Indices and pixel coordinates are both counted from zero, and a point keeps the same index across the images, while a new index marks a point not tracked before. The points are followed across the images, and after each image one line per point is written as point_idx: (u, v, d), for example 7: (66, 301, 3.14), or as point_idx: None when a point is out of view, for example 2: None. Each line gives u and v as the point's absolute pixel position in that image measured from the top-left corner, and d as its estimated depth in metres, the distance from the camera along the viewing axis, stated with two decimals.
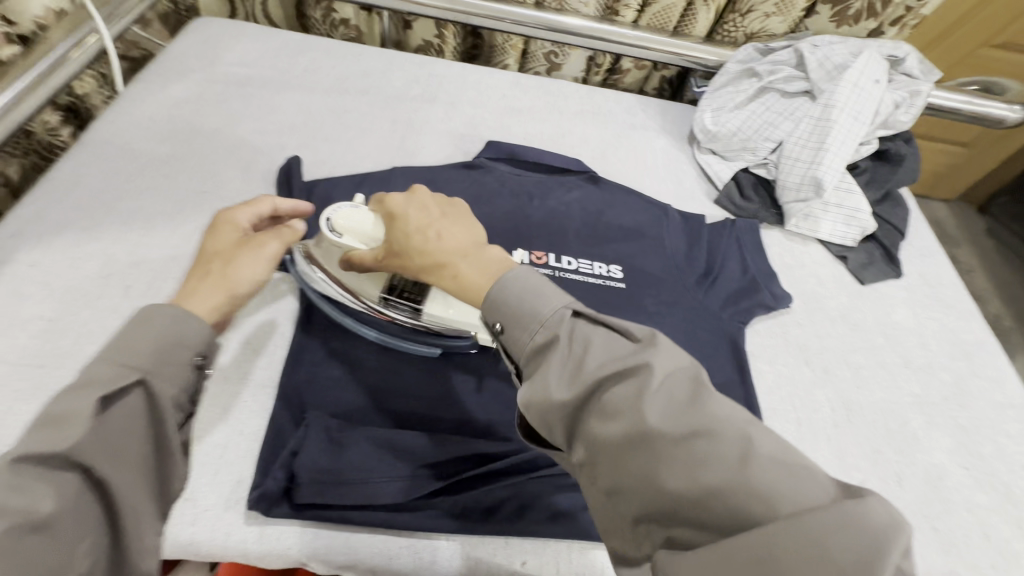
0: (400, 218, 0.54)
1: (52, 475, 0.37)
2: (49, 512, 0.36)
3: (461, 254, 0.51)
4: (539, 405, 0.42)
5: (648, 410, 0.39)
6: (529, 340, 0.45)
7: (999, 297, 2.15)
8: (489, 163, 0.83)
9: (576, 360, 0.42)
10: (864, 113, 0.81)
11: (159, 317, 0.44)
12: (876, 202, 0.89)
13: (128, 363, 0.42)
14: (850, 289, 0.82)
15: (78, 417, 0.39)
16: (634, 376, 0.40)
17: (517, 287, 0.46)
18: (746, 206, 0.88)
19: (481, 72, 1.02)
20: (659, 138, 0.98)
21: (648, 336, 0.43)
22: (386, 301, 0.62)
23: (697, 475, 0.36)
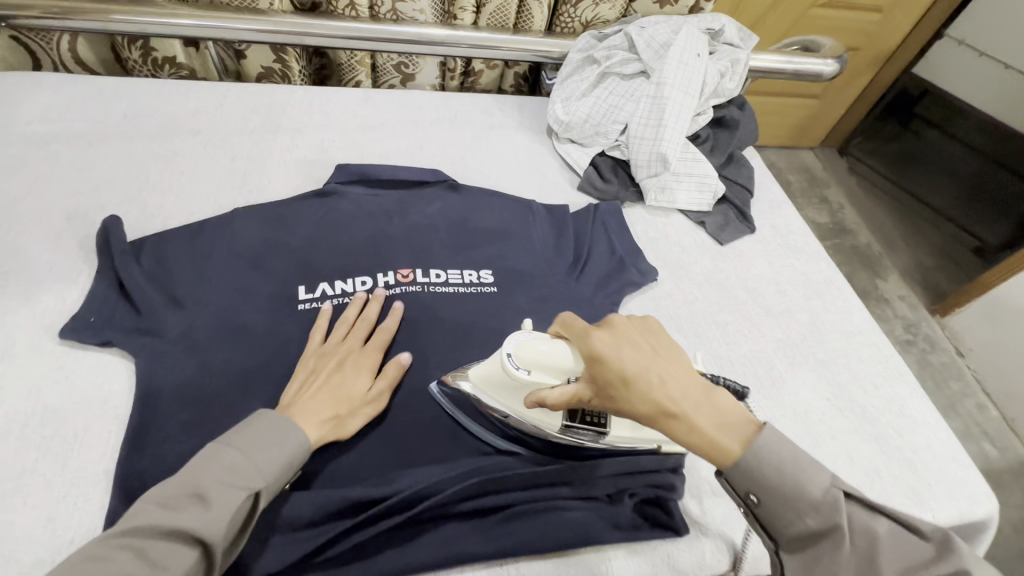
0: (612, 363, 0.48)
1: (181, 545, 0.44)
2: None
3: (695, 405, 0.48)
4: (783, 524, 0.47)
5: (883, 536, 0.44)
6: (801, 528, 0.46)
7: (866, 227, 2.39)
8: (342, 188, 0.80)
9: (859, 559, 0.44)
10: (692, 86, 0.86)
11: (274, 432, 0.52)
12: (723, 166, 0.94)
13: (254, 471, 0.49)
14: (711, 252, 0.87)
15: (213, 506, 0.46)
16: (833, 539, 0.45)
17: (785, 456, 0.47)
18: (607, 189, 0.90)
19: (327, 93, 0.97)
20: (518, 136, 0.99)
21: (939, 535, 0.44)
22: (569, 428, 0.59)
23: (889, 572, 0.43)
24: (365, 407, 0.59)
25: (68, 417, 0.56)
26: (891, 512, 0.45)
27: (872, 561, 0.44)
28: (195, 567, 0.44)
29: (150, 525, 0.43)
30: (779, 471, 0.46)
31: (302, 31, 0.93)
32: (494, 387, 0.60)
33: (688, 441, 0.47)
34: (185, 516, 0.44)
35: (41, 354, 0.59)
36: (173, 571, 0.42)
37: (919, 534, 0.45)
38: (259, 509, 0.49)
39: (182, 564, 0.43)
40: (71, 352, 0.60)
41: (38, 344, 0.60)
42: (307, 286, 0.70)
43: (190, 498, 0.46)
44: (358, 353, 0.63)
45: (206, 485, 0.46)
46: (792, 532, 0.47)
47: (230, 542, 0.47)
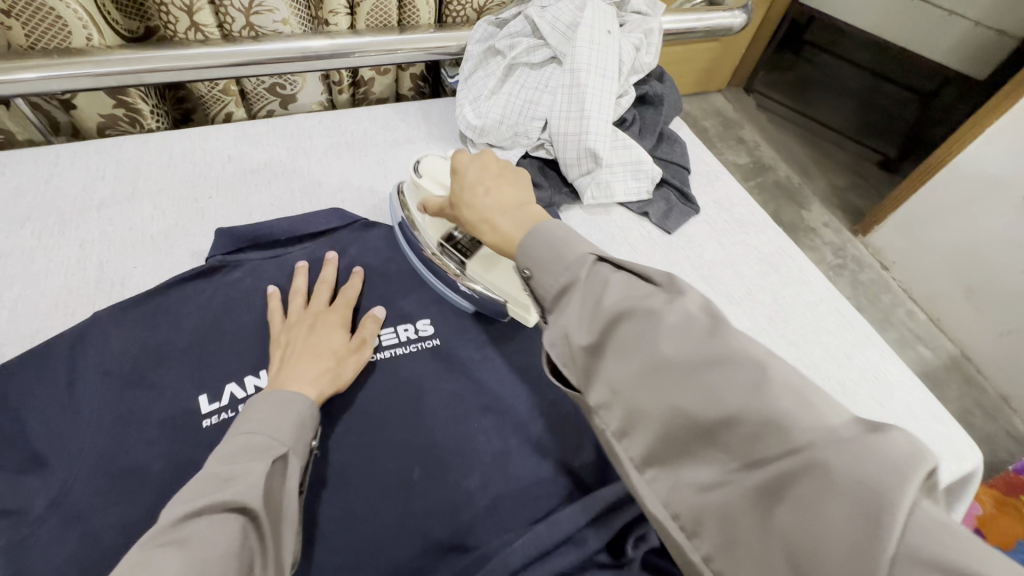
0: (461, 172, 0.55)
1: (225, 520, 0.38)
2: (224, 551, 0.36)
3: (503, 209, 0.51)
4: (554, 335, 0.40)
5: (618, 291, 0.39)
6: (553, 284, 0.42)
7: (784, 161, 2.46)
8: (230, 258, 0.66)
9: (597, 297, 0.40)
10: (609, 67, 0.77)
11: (269, 401, 0.49)
12: (655, 147, 0.87)
13: (275, 437, 0.47)
14: (660, 243, 0.81)
15: (245, 477, 0.41)
16: (575, 294, 0.41)
17: (554, 234, 0.44)
18: (540, 195, 0.80)
19: (192, 136, 0.81)
20: (429, 148, 0.87)
21: (670, 282, 0.40)
22: (442, 246, 0.68)
23: (671, 350, 0.36)
24: (353, 359, 0.58)
25: None
26: (642, 273, 0.41)
27: (668, 367, 0.35)
28: (251, 546, 0.38)
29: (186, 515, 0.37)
30: (545, 246, 0.43)
31: (139, 69, 0.75)
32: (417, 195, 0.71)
33: (487, 234, 0.50)
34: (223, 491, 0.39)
35: None
36: (230, 549, 0.36)
37: (651, 283, 0.41)
38: (291, 473, 0.46)
39: (238, 535, 0.37)
40: None
41: None
42: (210, 394, 0.57)
43: (220, 478, 0.41)
44: (325, 315, 0.61)
45: (222, 466, 0.42)
46: (602, 375, 0.38)
47: (276, 518, 0.42)
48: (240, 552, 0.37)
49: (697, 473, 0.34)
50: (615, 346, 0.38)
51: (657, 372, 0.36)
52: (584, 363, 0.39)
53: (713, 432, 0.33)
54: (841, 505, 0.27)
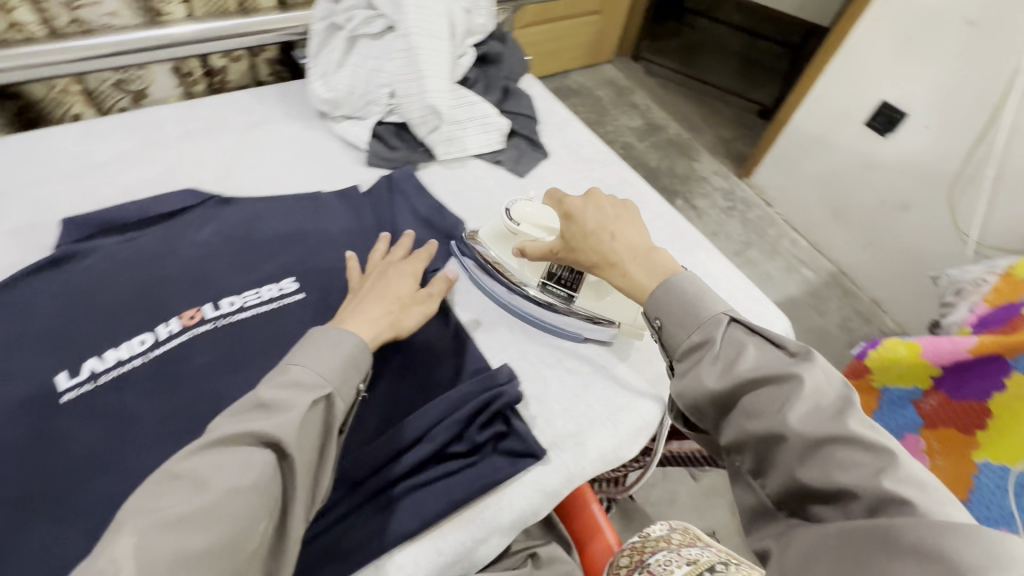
0: (580, 219, 0.63)
1: (246, 454, 0.44)
2: (249, 483, 0.43)
3: (642, 249, 0.61)
4: (682, 391, 0.51)
5: (750, 359, 0.50)
6: (685, 338, 0.54)
7: (672, 120, 2.63)
8: (81, 246, 0.67)
9: (725, 360, 0.50)
10: (439, 29, 0.83)
11: (321, 338, 0.54)
12: (502, 102, 0.95)
13: (319, 377, 0.51)
14: (514, 186, 0.88)
15: (286, 408, 0.47)
16: (706, 352, 0.51)
17: (685, 290, 0.56)
18: (396, 156, 0.87)
19: (32, 138, 0.80)
20: (287, 126, 0.90)
21: (803, 351, 0.50)
22: (545, 286, 0.70)
23: (793, 421, 0.44)
24: (419, 306, 0.65)
25: None
26: (773, 338, 0.51)
27: (749, 375, 0.48)
28: (267, 480, 0.44)
29: (220, 441, 0.44)
30: (681, 307, 0.55)
31: None
32: (498, 238, 0.74)
33: (620, 281, 0.60)
34: (251, 425, 0.45)
35: None
36: (250, 483, 0.43)
37: (782, 349, 0.51)
38: (334, 412, 0.50)
39: (254, 471, 0.43)
40: None
41: None
42: (69, 371, 0.59)
43: (258, 407, 0.47)
44: (406, 295, 0.64)
45: (265, 394, 0.48)
46: (704, 412, 0.51)
47: (305, 453, 0.47)
48: (259, 486, 0.43)
49: (773, 445, 0.46)
50: (740, 396, 0.48)
51: (748, 376, 0.48)
52: (709, 410, 0.51)
53: (784, 434, 0.44)
54: (910, 563, 0.34)
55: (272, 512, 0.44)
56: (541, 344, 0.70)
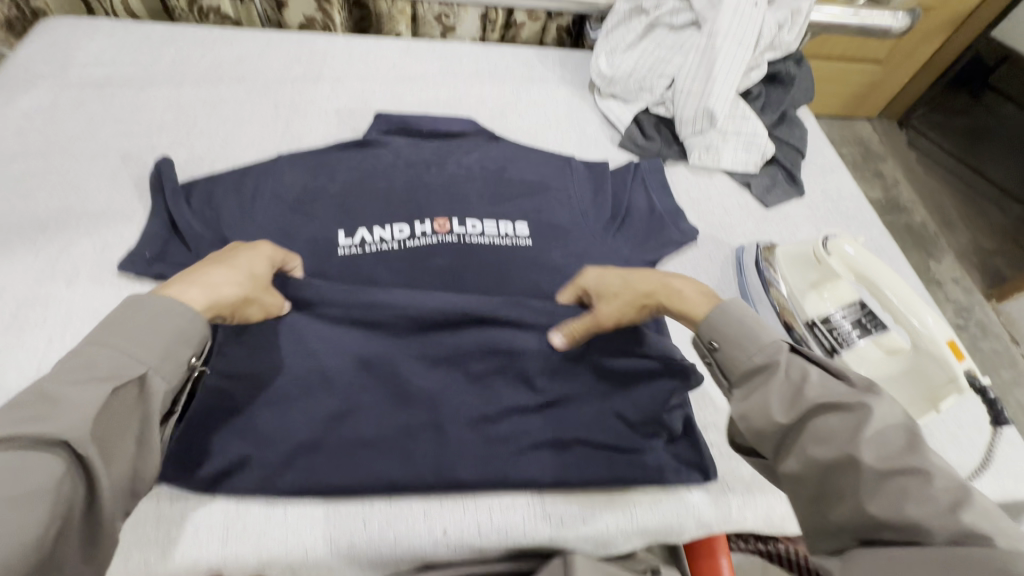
0: (638, 301, 0.55)
1: (39, 455, 0.37)
2: (35, 493, 0.36)
3: (665, 291, 0.55)
4: (745, 408, 0.47)
5: (816, 383, 0.45)
6: (746, 360, 0.48)
7: (923, 206, 2.25)
8: (382, 138, 0.80)
9: (794, 386, 0.46)
10: (747, 37, 0.80)
11: (148, 305, 0.45)
12: (774, 125, 0.89)
13: (134, 356, 0.43)
14: (756, 215, 0.83)
15: (70, 403, 0.39)
16: (771, 376, 0.47)
17: (737, 314, 0.51)
18: (649, 146, 0.87)
19: (368, 43, 0.97)
20: (559, 90, 0.96)
21: (865, 385, 0.45)
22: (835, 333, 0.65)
23: (870, 454, 0.40)
24: (229, 275, 0.51)
25: None
26: (834, 369, 0.46)
27: (822, 452, 0.42)
28: (74, 474, 0.38)
29: (9, 432, 0.36)
30: (739, 327, 0.50)
31: None
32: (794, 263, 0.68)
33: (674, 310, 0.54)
34: (30, 425, 0.37)
35: (102, 283, 0.63)
36: (47, 480, 0.36)
37: (846, 380, 0.46)
38: (146, 400, 0.43)
39: (52, 470, 0.37)
40: (126, 284, 0.63)
41: (97, 274, 0.63)
42: (346, 232, 0.70)
43: (38, 401, 0.38)
44: (241, 266, 0.52)
45: (48, 384, 0.39)
46: (766, 439, 0.46)
47: (122, 439, 0.41)
48: (56, 491, 0.37)
49: (828, 503, 0.42)
50: (805, 436, 0.44)
51: (819, 460, 0.42)
52: (771, 431, 0.45)
53: (856, 459, 0.41)
54: None
55: (68, 520, 0.38)
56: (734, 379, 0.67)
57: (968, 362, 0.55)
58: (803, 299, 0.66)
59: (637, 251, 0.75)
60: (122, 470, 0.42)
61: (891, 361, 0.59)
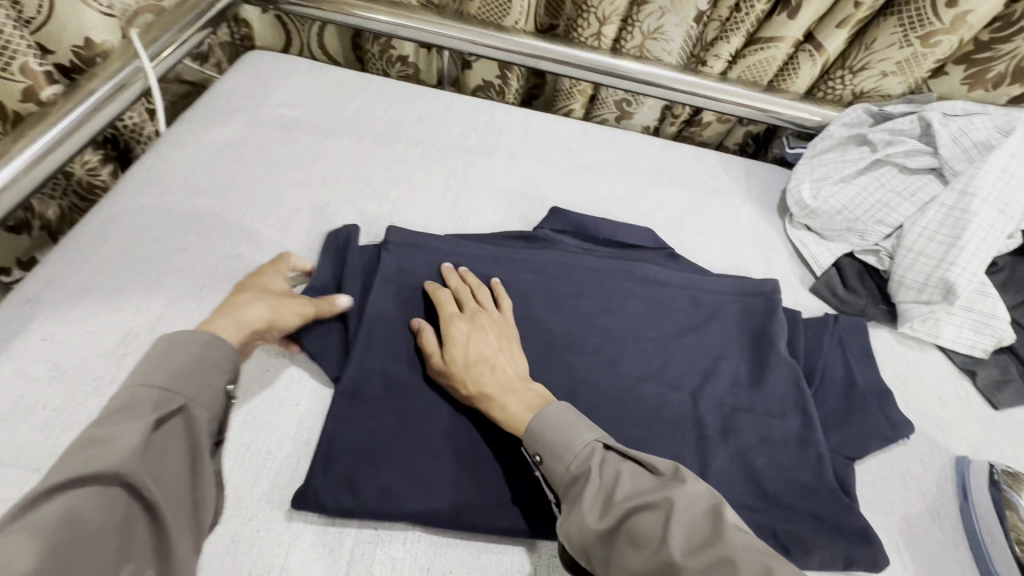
0: (462, 346, 0.57)
1: (105, 488, 0.37)
2: (96, 524, 0.36)
3: (507, 390, 0.54)
4: (570, 529, 0.44)
5: (628, 483, 0.45)
6: (564, 471, 0.47)
7: None
8: (554, 236, 0.73)
9: (606, 489, 0.45)
10: (1012, 204, 0.67)
11: (184, 343, 0.47)
12: (1014, 306, 0.73)
13: (161, 390, 0.43)
14: (981, 415, 0.67)
15: (116, 438, 0.39)
16: (586, 482, 0.45)
17: (560, 417, 0.50)
18: (851, 300, 0.74)
19: (545, 120, 0.92)
20: (744, 207, 0.85)
21: (671, 476, 0.45)
22: None
23: (680, 554, 0.39)
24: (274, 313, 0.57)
25: (264, 425, 0.54)
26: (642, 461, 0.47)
27: (632, 553, 0.41)
28: (134, 520, 0.39)
29: (67, 481, 0.36)
30: (557, 432, 0.49)
31: (539, 55, 0.88)
32: None
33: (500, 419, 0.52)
34: (91, 458, 0.38)
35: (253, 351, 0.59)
36: (109, 521, 0.37)
37: (652, 470, 0.46)
38: (192, 423, 0.43)
39: (115, 507, 0.38)
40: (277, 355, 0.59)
41: None
42: None
43: (86, 442, 0.39)
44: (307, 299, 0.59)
45: (92, 428, 0.40)
46: (594, 557, 0.44)
47: (170, 473, 0.41)
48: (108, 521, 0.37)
49: None
50: (624, 544, 0.42)
51: (631, 560, 0.41)
52: (596, 547, 0.43)
53: (672, 560, 0.39)
54: None
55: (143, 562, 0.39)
56: None
57: None
58: None
59: (836, 438, 0.61)
60: (178, 494, 0.42)
61: None
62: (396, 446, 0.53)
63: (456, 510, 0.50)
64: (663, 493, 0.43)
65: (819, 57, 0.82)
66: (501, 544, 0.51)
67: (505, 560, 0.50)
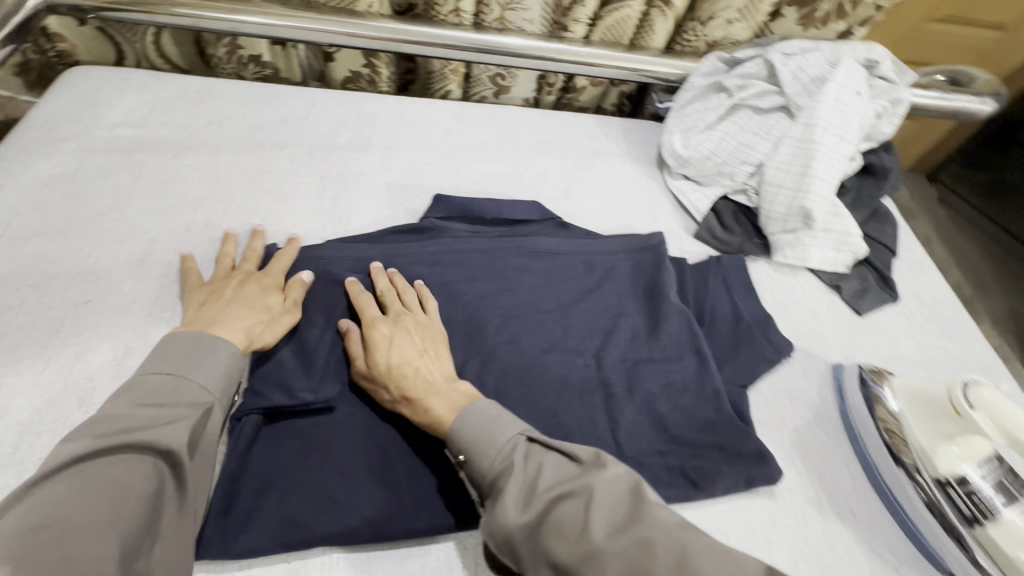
0: (383, 349, 0.55)
1: (144, 458, 0.42)
2: (136, 490, 0.40)
3: (430, 392, 0.53)
4: (493, 526, 0.44)
5: (550, 474, 0.46)
6: (486, 468, 0.47)
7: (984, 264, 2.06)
8: (441, 224, 0.71)
9: (530, 482, 0.46)
10: (848, 130, 0.73)
11: (214, 346, 0.51)
12: (864, 220, 0.82)
13: (204, 390, 0.48)
14: (848, 323, 0.75)
15: (165, 420, 0.44)
16: (510, 476, 0.46)
17: (482, 413, 0.50)
18: (730, 239, 0.79)
19: (420, 106, 0.89)
20: (625, 166, 0.88)
21: (587, 473, 0.46)
22: (945, 487, 0.56)
23: (603, 538, 0.41)
24: (288, 316, 0.58)
25: None
26: (562, 450, 0.48)
27: (559, 545, 0.42)
28: (165, 497, 0.42)
29: (123, 444, 0.42)
30: (479, 428, 0.49)
31: (400, 39, 0.85)
32: (920, 401, 0.60)
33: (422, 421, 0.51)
34: (145, 432, 0.43)
35: None
36: (146, 489, 0.41)
37: (572, 458, 0.47)
38: (213, 424, 0.48)
39: (149, 477, 0.41)
40: None
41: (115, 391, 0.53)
42: None
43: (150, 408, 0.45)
44: (257, 277, 0.60)
45: (134, 406, 0.45)
46: (519, 550, 0.44)
47: (194, 462, 0.46)
48: (143, 489, 0.40)
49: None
50: (547, 535, 0.42)
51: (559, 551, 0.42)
52: (522, 542, 0.44)
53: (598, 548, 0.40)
54: None
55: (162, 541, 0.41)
56: (851, 538, 0.56)
57: None
58: (931, 449, 0.57)
59: (729, 370, 0.66)
60: (196, 490, 0.45)
61: None
62: (298, 472, 0.50)
63: (371, 523, 0.49)
64: (584, 483, 0.44)
65: (670, 11, 0.85)
66: (424, 545, 0.51)
67: (433, 560, 0.50)
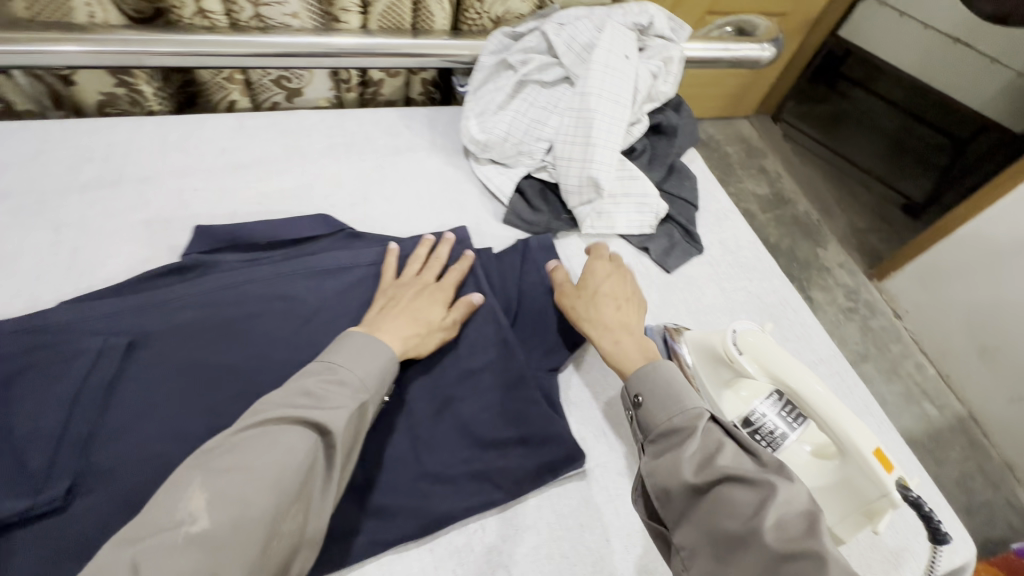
0: None
1: (289, 436, 0.45)
2: (291, 466, 0.43)
3: None
4: (656, 473, 0.48)
5: (729, 455, 0.46)
6: (665, 421, 0.50)
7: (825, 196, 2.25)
8: (205, 258, 0.63)
9: (707, 453, 0.47)
10: (623, 95, 0.74)
11: (365, 342, 0.54)
12: (664, 179, 0.84)
13: (368, 381, 0.52)
14: (658, 282, 0.77)
15: (332, 402, 0.48)
16: (689, 438, 0.48)
17: (667, 376, 0.53)
18: (536, 219, 0.77)
19: (186, 123, 0.79)
20: (429, 158, 0.84)
21: (739, 462, 0.46)
22: (732, 430, 0.58)
23: (769, 536, 0.41)
24: (442, 332, 0.61)
25: None
26: (745, 443, 0.48)
27: (718, 522, 0.43)
28: (305, 487, 0.45)
29: (291, 420, 0.46)
30: (666, 386, 0.52)
31: (137, 50, 0.72)
32: (703, 353, 0.62)
33: None
34: (301, 410, 0.47)
35: None
36: (294, 472, 0.43)
37: (754, 455, 0.47)
38: (367, 414, 0.51)
39: (306, 455, 0.45)
40: None
41: None
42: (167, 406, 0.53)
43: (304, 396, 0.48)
44: (432, 287, 0.64)
45: (311, 385, 0.49)
46: (672, 502, 0.47)
47: (345, 451, 0.48)
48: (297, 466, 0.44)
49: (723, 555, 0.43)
50: (709, 502, 0.44)
51: (712, 526, 0.44)
52: (679, 499, 0.46)
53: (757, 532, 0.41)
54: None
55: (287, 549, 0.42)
56: None
57: (899, 471, 0.49)
58: (718, 398, 0.60)
59: (537, 355, 0.65)
60: (324, 485, 0.46)
61: (822, 467, 0.54)
62: None
63: None
64: (764, 477, 0.44)
65: None
66: None
67: None
